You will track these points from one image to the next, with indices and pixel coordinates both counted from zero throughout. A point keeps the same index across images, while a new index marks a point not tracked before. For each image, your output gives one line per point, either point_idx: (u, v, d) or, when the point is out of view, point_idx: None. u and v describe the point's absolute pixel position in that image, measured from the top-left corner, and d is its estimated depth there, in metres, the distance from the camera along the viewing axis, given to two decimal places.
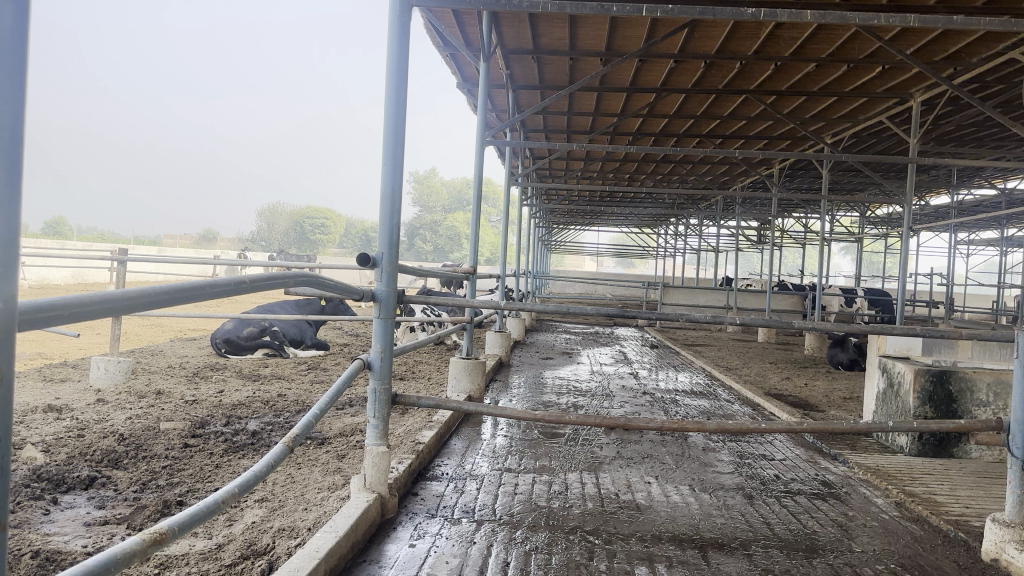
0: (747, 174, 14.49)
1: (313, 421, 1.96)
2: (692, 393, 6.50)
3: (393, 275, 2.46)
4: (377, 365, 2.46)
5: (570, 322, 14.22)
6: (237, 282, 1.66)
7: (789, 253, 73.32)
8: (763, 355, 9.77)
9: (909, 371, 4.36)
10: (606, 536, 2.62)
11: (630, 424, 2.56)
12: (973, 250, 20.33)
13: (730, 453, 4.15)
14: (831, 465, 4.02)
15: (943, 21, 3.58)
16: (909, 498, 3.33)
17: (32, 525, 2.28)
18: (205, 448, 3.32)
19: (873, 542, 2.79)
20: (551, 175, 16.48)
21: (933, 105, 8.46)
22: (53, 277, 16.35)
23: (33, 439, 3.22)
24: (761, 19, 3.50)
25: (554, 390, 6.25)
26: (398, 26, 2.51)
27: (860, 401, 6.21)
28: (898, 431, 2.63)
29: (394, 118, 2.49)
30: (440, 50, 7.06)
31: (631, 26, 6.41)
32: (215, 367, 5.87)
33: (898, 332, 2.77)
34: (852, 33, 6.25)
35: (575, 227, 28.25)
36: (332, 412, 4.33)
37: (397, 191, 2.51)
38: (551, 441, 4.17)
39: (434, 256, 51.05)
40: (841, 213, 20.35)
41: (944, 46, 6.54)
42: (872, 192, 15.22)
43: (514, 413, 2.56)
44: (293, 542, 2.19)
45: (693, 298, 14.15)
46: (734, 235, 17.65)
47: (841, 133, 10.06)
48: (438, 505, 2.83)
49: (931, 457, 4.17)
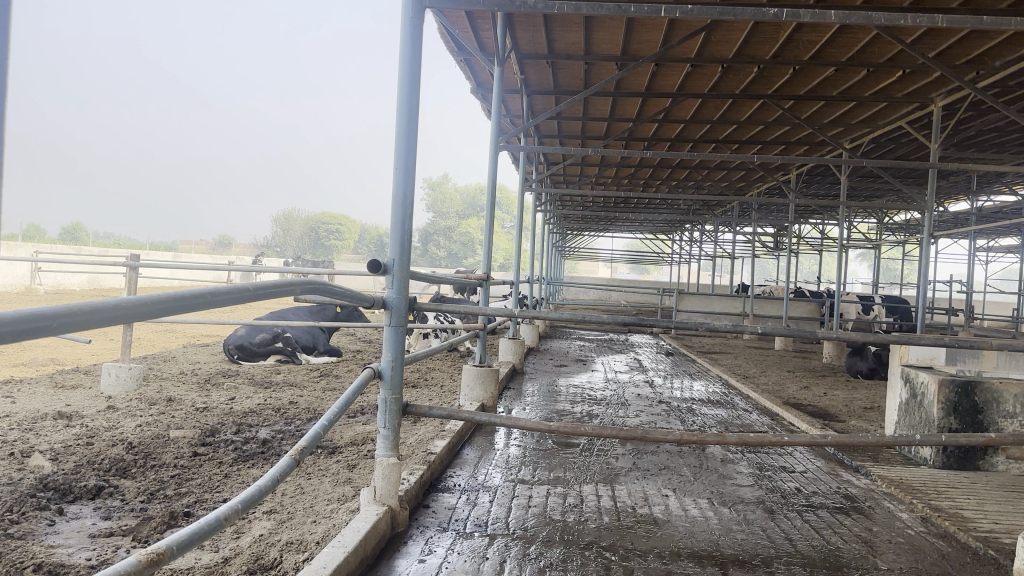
0: (764, 179, 14.30)
1: (321, 432, 1.89)
2: (709, 401, 6.39)
3: (404, 282, 2.38)
4: (388, 373, 2.39)
5: (585, 329, 14.14)
6: (246, 292, 1.60)
7: (807, 261, 72.77)
8: (783, 364, 9.62)
9: (933, 381, 4.21)
10: (623, 552, 2.53)
11: (646, 437, 2.46)
12: (995, 258, 19.94)
13: (749, 465, 4.05)
14: (853, 477, 3.92)
15: (972, 20, 3.45)
16: (935, 512, 3.21)
17: (36, 537, 2.24)
18: (215, 457, 3.28)
19: (899, 559, 2.68)
20: (565, 182, 16.44)
21: (954, 110, 8.30)
22: (70, 282, 16.50)
23: (42, 447, 3.19)
24: (784, 19, 3.40)
25: (568, 399, 6.15)
26: (410, 27, 2.46)
27: (881, 411, 6.07)
28: (925, 444, 2.50)
29: (406, 119, 2.44)
30: (454, 54, 7.03)
31: (649, 28, 6.33)
32: (227, 373, 5.82)
33: (925, 342, 2.66)
34: (872, 36, 6.14)
35: (589, 234, 28.14)
36: (343, 421, 4.28)
37: (408, 195, 2.45)
38: (565, 451, 4.09)
39: (448, 261, 51.24)
40: (859, 219, 20.09)
41: (967, 48, 6.40)
42: (892, 198, 14.96)
43: (528, 426, 2.46)
44: (301, 556, 2.13)
45: (709, 305, 14.03)
46: (751, 241, 17.43)
47: (860, 138, 9.91)
48: (450, 519, 2.76)
49: (955, 470, 4.04)
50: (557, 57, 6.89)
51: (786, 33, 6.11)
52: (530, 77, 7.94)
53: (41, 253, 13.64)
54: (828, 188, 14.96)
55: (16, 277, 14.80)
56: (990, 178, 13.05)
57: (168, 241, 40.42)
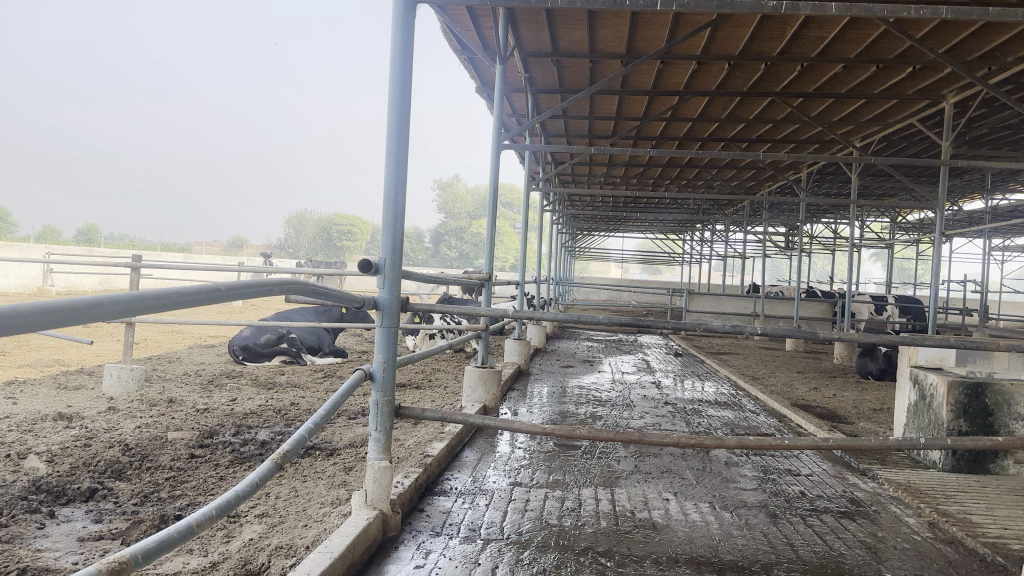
0: (775, 178, 14.17)
1: (305, 435, 1.85)
2: (717, 403, 6.33)
3: (396, 283, 2.35)
4: (379, 375, 2.35)
5: (592, 330, 14.08)
6: (229, 290, 1.54)
7: (821, 262, 72.65)
8: (791, 364, 9.57)
9: (941, 383, 4.12)
10: (619, 558, 2.49)
11: (644, 440, 2.40)
12: (1011, 257, 19.67)
13: (754, 468, 3.99)
14: (860, 481, 3.83)
15: (977, 11, 3.37)
16: (943, 517, 3.14)
17: (24, 541, 2.22)
18: (211, 459, 3.26)
19: (904, 566, 2.61)
20: (573, 181, 16.41)
21: (966, 107, 8.18)
22: (82, 283, 16.68)
23: (39, 449, 3.19)
24: (784, 12, 3.35)
25: (574, 400, 6.12)
26: (402, 25, 2.43)
27: (890, 413, 5.99)
28: (931, 448, 2.42)
29: (397, 115, 2.40)
30: (457, 53, 7.03)
31: (655, 26, 6.28)
32: (231, 374, 5.84)
33: (929, 342, 2.57)
34: (881, 32, 6.06)
35: (600, 235, 28.13)
36: (343, 423, 4.27)
37: (401, 193, 2.42)
38: (568, 454, 4.05)
39: (459, 262, 51.38)
40: (870, 219, 19.85)
41: (978, 44, 6.30)
42: (906, 197, 14.78)
43: (522, 428, 2.39)
44: (289, 561, 2.10)
45: (720, 305, 13.97)
46: (762, 241, 16.88)
47: (871, 136, 9.81)
48: (444, 523, 2.73)
49: (965, 474, 3.96)
50: (562, 55, 6.86)
51: (793, 28, 6.03)
52: (534, 75, 7.92)
53: (51, 254, 13.77)
54: (840, 187, 14.81)
55: (27, 279, 15.06)
56: (1005, 176, 12.87)
57: (181, 244, 40.82)
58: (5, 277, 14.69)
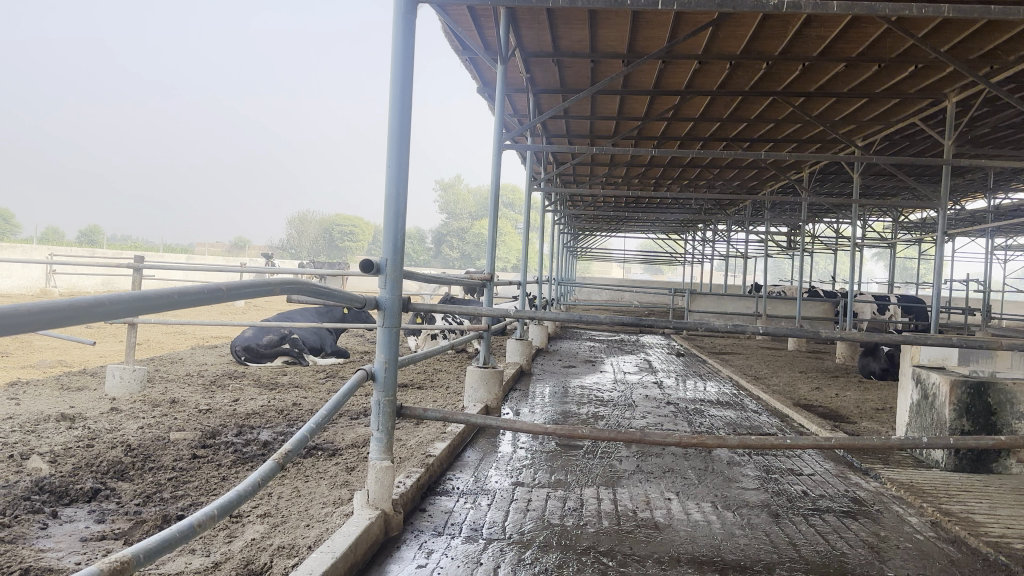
0: (777, 178, 14.16)
1: (307, 434, 1.86)
2: (719, 403, 6.33)
3: (397, 283, 2.35)
4: (381, 375, 2.35)
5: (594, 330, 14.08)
6: (231, 290, 1.54)
7: (823, 262, 72.61)
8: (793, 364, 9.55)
9: (944, 382, 4.12)
10: (621, 558, 2.49)
11: (646, 439, 2.40)
12: (1013, 256, 19.63)
13: (756, 468, 3.99)
14: (863, 480, 3.83)
15: (980, 10, 3.35)
16: (945, 516, 3.13)
17: (27, 541, 2.23)
18: (214, 459, 3.27)
19: (906, 566, 2.61)
20: (575, 181, 16.43)
21: (968, 107, 8.16)
22: (84, 284, 16.72)
23: (42, 449, 3.20)
24: (785, 10, 3.30)
25: (576, 400, 6.13)
26: (403, 25, 2.44)
27: (892, 412, 5.98)
28: (932, 447, 2.42)
29: (398, 115, 2.40)
30: (458, 54, 7.04)
31: (656, 25, 6.28)
32: (233, 374, 5.85)
33: (931, 341, 2.56)
34: (883, 31, 6.05)
35: (602, 235, 28.12)
36: (345, 423, 4.28)
37: (402, 193, 2.42)
38: (570, 454, 4.05)
39: (461, 262, 51.41)
40: (872, 219, 19.81)
41: (980, 43, 6.29)
42: (908, 197, 14.76)
43: (524, 428, 2.39)
44: (291, 561, 2.10)
45: (721, 305, 13.96)
46: (764, 240, 16.77)
47: (873, 135, 9.80)
48: (446, 523, 2.74)
49: (968, 473, 3.96)
50: (563, 55, 6.86)
51: (794, 28, 6.03)
52: (535, 75, 7.92)
53: (54, 255, 13.81)
54: (842, 187, 14.79)
55: (29, 280, 15.12)
56: (1007, 175, 12.85)
57: (183, 245, 40.95)
58: (9, 279, 14.75)
